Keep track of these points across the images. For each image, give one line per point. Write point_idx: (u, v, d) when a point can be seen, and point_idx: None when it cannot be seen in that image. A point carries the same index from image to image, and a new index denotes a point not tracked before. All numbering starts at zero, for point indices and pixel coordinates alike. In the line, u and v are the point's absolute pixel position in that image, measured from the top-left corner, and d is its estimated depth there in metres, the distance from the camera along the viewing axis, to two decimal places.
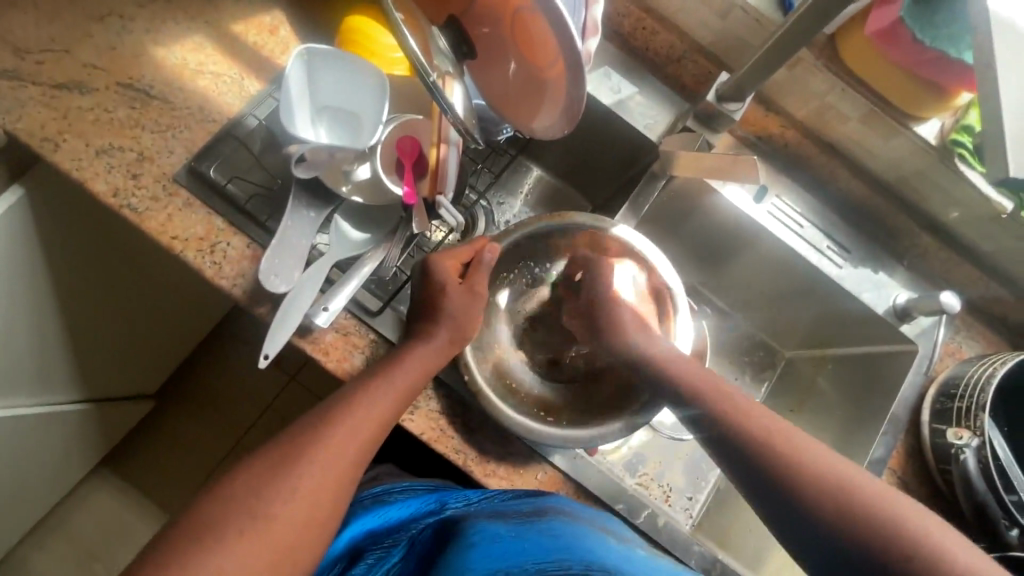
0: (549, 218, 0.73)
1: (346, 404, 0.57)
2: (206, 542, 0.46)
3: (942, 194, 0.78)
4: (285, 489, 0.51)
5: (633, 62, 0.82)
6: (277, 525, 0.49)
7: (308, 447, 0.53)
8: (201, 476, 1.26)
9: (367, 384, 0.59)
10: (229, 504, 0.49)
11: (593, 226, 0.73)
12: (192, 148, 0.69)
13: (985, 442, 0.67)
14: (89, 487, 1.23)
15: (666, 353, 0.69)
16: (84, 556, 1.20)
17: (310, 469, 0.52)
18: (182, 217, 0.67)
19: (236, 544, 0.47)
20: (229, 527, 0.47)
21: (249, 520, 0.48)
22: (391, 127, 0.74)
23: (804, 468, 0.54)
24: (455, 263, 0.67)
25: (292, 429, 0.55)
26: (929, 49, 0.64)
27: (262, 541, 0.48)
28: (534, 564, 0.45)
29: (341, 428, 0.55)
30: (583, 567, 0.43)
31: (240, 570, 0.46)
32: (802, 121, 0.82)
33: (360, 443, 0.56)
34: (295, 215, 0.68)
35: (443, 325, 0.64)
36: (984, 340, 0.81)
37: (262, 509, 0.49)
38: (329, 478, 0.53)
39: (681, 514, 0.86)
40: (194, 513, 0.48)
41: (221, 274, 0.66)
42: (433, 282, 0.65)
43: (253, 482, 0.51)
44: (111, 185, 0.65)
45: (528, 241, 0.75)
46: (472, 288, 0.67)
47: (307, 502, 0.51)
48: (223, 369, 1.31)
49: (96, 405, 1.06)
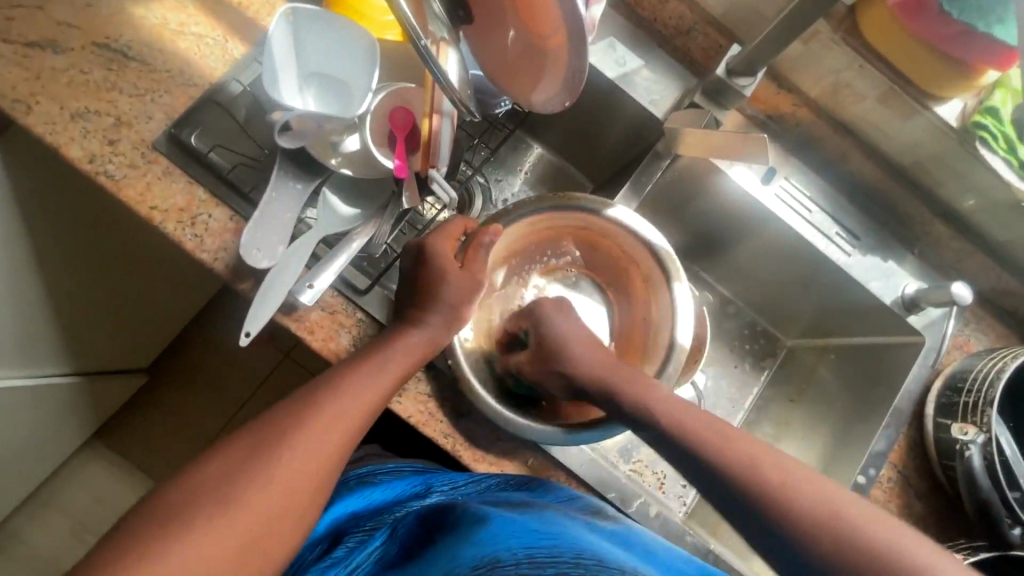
0: (551, 199, 0.69)
1: (333, 387, 0.55)
2: (175, 528, 0.43)
3: (958, 180, 0.74)
4: (263, 475, 0.49)
5: (640, 32, 0.78)
6: (249, 510, 0.46)
7: (289, 432, 0.51)
8: (193, 452, 1.25)
9: (356, 370, 0.57)
10: (202, 489, 0.47)
11: (595, 208, 0.70)
12: (172, 114, 0.66)
13: (991, 439, 0.65)
14: (80, 461, 1.22)
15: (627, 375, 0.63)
16: (77, 528, 1.20)
17: (291, 457, 0.50)
18: (162, 186, 0.63)
19: (204, 526, 0.44)
20: (201, 513, 0.45)
21: (222, 505, 0.46)
22: (380, 96, 0.70)
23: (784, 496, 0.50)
24: (452, 244, 0.64)
25: (275, 413, 0.53)
26: (955, 22, 0.60)
27: (232, 525, 0.45)
28: (522, 551, 0.43)
29: (325, 413, 0.53)
30: (572, 555, 0.42)
31: (209, 554, 0.43)
32: (815, 99, 0.78)
33: (345, 429, 0.54)
34: (280, 187, 0.65)
35: (439, 313, 0.62)
36: (993, 333, 0.78)
37: (235, 495, 0.47)
38: (310, 467, 0.51)
39: (675, 501, 0.85)
40: (164, 498, 0.46)
41: (202, 247, 0.63)
42: (432, 264, 0.62)
43: (229, 467, 0.48)
44: (86, 151, 0.62)
45: (528, 223, 0.71)
46: (471, 275, 0.65)
47: (284, 488, 0.49)
48: (214, 345, 1.29)
49: (87, 379, 1.04)
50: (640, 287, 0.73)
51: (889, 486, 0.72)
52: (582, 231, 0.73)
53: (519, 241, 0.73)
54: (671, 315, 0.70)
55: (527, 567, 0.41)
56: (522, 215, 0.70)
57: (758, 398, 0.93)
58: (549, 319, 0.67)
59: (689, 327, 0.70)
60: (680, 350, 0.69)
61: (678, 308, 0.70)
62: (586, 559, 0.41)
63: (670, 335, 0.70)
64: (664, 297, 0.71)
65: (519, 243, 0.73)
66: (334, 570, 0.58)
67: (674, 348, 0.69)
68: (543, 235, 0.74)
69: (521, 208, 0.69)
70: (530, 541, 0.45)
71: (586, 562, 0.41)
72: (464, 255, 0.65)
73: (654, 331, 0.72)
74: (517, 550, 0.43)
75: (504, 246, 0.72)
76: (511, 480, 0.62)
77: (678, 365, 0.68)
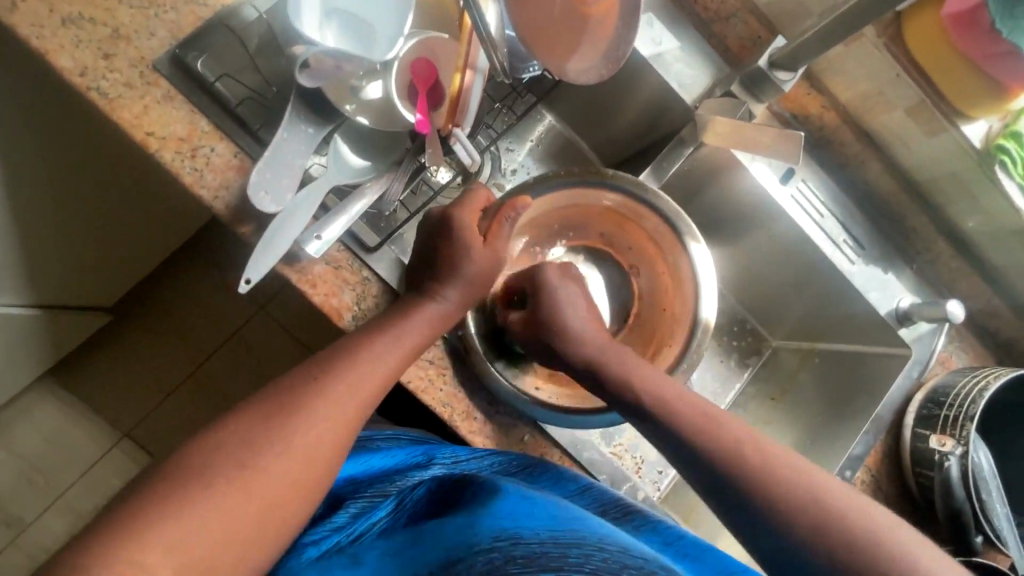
0: (589, 173, 0.67)
1: (351, 357, 0.54)
2: (192, 490, 0.42)
3: (970, 202, 0.75)
4: (277, 443, 0.47)
5: (679, 11, 0.75)
6: (268, 475, 0.46)
7: (302, 403, 0.50)
8: (156, 398, 1.20)
9: (371, 341, 0.55)
10: (218, 451, 0.45)
11: (634, 189, 0.68)
12: (178, 33, 0.60)
13: (969, 452, 0.69)
14: (28, 400, 1.15)
15: (639, 370, 0.61)
16: (26, 466, 1.15)
17: (304, 428, 0.49)
18: (160, 111, 0.58)
19: (222, 490, 0.43)
20: (217, 477, 0.44)
21: (242, 472, 0.45)
22: (411, 43, 0.66)
23: (800, 495, 0.50)
24: (477, 216, 0.63)
25: (292, 377, 0.52)
26: (1003, 42, 0.60)
27: (248, 489, 0.44)
28: (547, 531, 0.43)
29: (338, 382, 0.52)
30: (596, 539, 0.42)
31: (226, 522, 0.42)
32: (844, 104, 0.78)
33: (361, 398, 0.53)
34: (292, 129, 0.60)
35: (457, 288, 0.61)
36: (974, 352, 0.82)
37: (254, 458, 0.46)
38: (327, 435, 0.50)
39: (649, 486, 0.83)
40: (181, 460, 0.44)
41: (202, 182, 0.59)
42: (457, 239, 0.61)
43: (245, 428, 0.47)
44: (77, 61, 0.56)
45: (559, 196, 0.70)
46: (494, 252, 0.63)
47: (301, 457, 0.48)
48: (183, 287, 1.20)
49: (49, 313, 0.95)
50: (666, 274, 0.73)
51: (863, 489, 0.75)
52: (616, 207, 0.71)
53: (545, 212, 0.72)
54: (692, 279, 0.69)
55: (552, 547, 0.41)
56: (543, 191, 0.68)
57: (740, 393, 0.95)
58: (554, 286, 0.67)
59: (714, 303, 0.69)
60: (704, 326, 0.68)
61: (701, 277, 0.69)
62: (609, 544, 0.41)
63: (694, 309, 0.69)
64: (685, 271, 0.70)
65: (543, 217, 0.73)
66: (337, 536, 0.56)
67: (698, 322, 0.68)
68: (570, 212, 0.74)
69: (547, 180, 0.67)
70: (550, 521, 0.44)
71: (608, 546, 0.41)
72: (488, 229, 0.63)
73: (674, 317, 0.71)
74: (542, 528, 0.43)
75: (530, 217, 0.72)
76: (514, 456, 0.62)
77: (704, 342, 0.67)
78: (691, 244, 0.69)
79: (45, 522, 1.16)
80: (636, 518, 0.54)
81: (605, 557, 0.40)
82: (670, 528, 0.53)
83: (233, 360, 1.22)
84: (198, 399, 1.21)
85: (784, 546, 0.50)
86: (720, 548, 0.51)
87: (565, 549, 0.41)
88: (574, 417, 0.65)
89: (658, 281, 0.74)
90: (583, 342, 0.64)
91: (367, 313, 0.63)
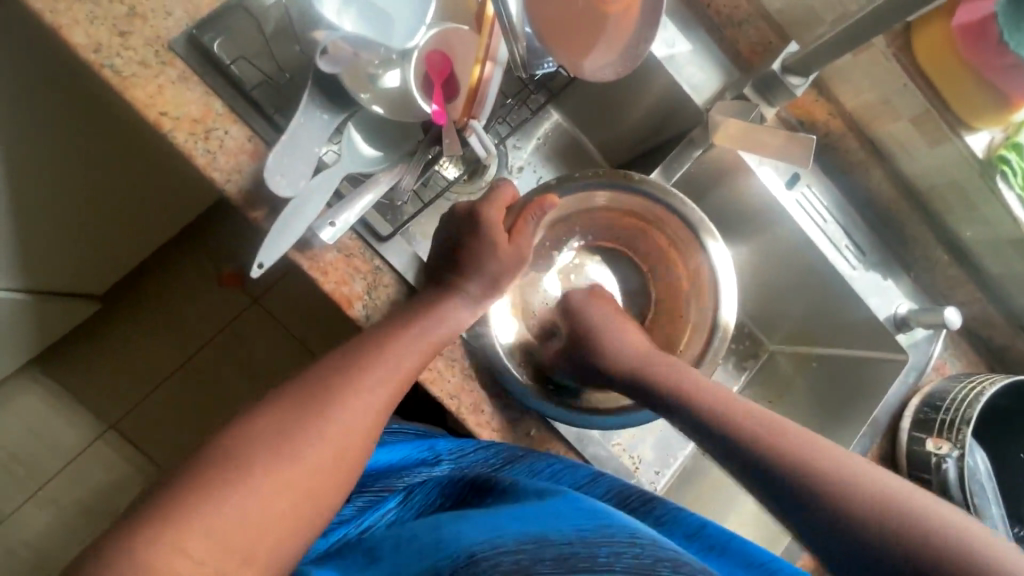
0: (612, 176, 0.67)
1: (378, 345, 0.54)
2: (229, 479, 0.42)
3: (970, 213, 0.77)
4: (312, 434, 0.47)
5: (692, 14, 0.75)
6: (305, 466, 0.46)
7: (336, 394, 0.50)
8: (146, 388, 1.17)
9: (394, 332, 0.55)
10: (255, 443, 0.45)
11: (659, 195, 0.68)
12: (195, 14, 0.59)
13: (964, 454, 0.70)
14: (13, 388, 1.13)
15: (676, 372, 0.64)
16: (9, 454, 1.13)
17: (338, 417, 0.49)
18: (175, 91, 0.57)
19: (262, 482, 0.43)
20: (255, 467, 0.44)
21: (278, 461, 0.45)
22: (431, 33, 0.65)
23: (840, 485, 0.51)
24: (502, 214, 0.63)
25: (322, 368, 0.52)
26: (1010, 54, 0.62)
27: (287, 480, 0.44)
28: (575, 530, 0.43)
29: (370, 374, 0.52)
30: (627, 535, 0.43)
31: (267, 514, 0.43)
32: (850, 112, 0.79)
33: (389, 390, 0.53)
34: (308, 114, 0.60)
35: (472, 280, 0.62)
36: (967, 359, 0.84)
37: (290, 448, 0.46)
38: (357, 426, 0.50)
39: (648, 486, 0.80)
40: (215, 449, 0.44)
41: (215, 165, 0.58)
42: (480, 233, 0.62)
43: (278, 417, 0.47)
44: (91, 38, 0.55)
45: (583, 197, 0.70)
46: (517, 250, 0.64)
47: (336, 446, 0.48)
48: (180, 277, 1.18)
49: (41, 298, 0.92)
50: (682, 273, 0.74)
51: None
52: (641, 210, 0.71)
53: (564, 210, 0.73)
54: (713, 279, 0.70)
55: (581, 546, 0.41)
56: (564, 192, 0.68)
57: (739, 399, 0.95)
58: (582, 304, 0.74)
59: (734, 305, 0.69)
60: (724, 328, 0.69)
61: (721, 277, 0.69)
62: (641, 539, 0.42)
63: (713, 310, 0.69)
64: (704, 269, 0.70)
65: (564, 216, 0.74)
66: (344, 528, 0.57)
67: (718, 325, 0.69)
68: (587, 214, 0.75)
69: (569, 181, 0.68)
70: (576, 521, 0.45)
71: (641, 541, 0.42)
72: (514, 225, 0.64)
73: (689, 323, 0.73)
74: (569, 529, 0.43)
75: (554, 214, 0.73)
76: (532, 451, 0.62)
77: (722, 346, 0.68)
78: (708, 241, 0.69)
79: (27, 513, 1.14)
80: (655, 509, 0.55)
81: (637, 553, 0.41)
82: (693, 517, 0.54)
83: (227, 353, 1.20)
84: (191, 390, 1.19)
85: (851, 552, 0.49)
86: (744, 538, 0.53)
87: (596, 549, 0.41)
88: (597, 418, 0.66)
89: (671, 277, 0.76)
90: (617, 346, 0.69)
91: (378, 304, 0.63)
